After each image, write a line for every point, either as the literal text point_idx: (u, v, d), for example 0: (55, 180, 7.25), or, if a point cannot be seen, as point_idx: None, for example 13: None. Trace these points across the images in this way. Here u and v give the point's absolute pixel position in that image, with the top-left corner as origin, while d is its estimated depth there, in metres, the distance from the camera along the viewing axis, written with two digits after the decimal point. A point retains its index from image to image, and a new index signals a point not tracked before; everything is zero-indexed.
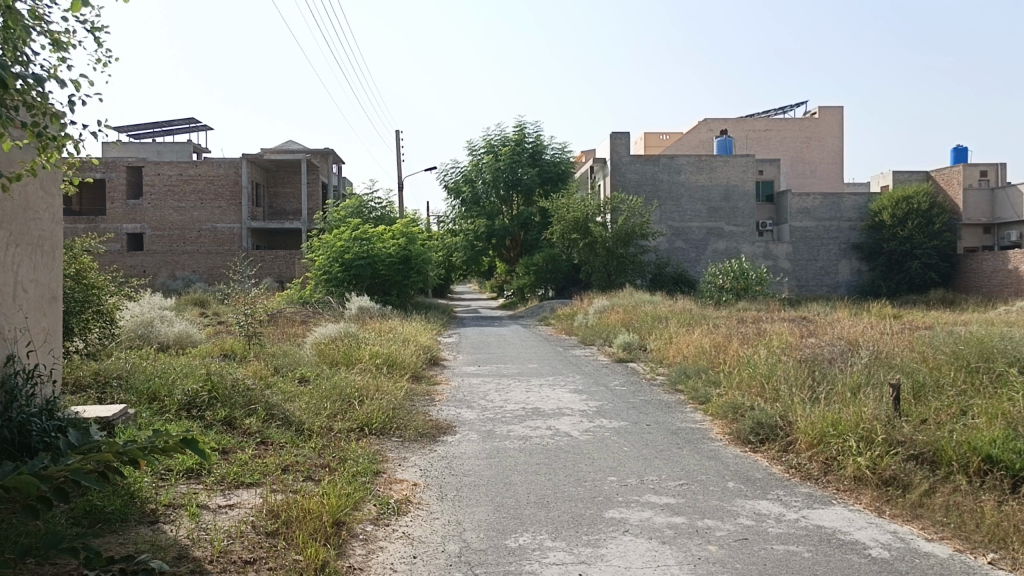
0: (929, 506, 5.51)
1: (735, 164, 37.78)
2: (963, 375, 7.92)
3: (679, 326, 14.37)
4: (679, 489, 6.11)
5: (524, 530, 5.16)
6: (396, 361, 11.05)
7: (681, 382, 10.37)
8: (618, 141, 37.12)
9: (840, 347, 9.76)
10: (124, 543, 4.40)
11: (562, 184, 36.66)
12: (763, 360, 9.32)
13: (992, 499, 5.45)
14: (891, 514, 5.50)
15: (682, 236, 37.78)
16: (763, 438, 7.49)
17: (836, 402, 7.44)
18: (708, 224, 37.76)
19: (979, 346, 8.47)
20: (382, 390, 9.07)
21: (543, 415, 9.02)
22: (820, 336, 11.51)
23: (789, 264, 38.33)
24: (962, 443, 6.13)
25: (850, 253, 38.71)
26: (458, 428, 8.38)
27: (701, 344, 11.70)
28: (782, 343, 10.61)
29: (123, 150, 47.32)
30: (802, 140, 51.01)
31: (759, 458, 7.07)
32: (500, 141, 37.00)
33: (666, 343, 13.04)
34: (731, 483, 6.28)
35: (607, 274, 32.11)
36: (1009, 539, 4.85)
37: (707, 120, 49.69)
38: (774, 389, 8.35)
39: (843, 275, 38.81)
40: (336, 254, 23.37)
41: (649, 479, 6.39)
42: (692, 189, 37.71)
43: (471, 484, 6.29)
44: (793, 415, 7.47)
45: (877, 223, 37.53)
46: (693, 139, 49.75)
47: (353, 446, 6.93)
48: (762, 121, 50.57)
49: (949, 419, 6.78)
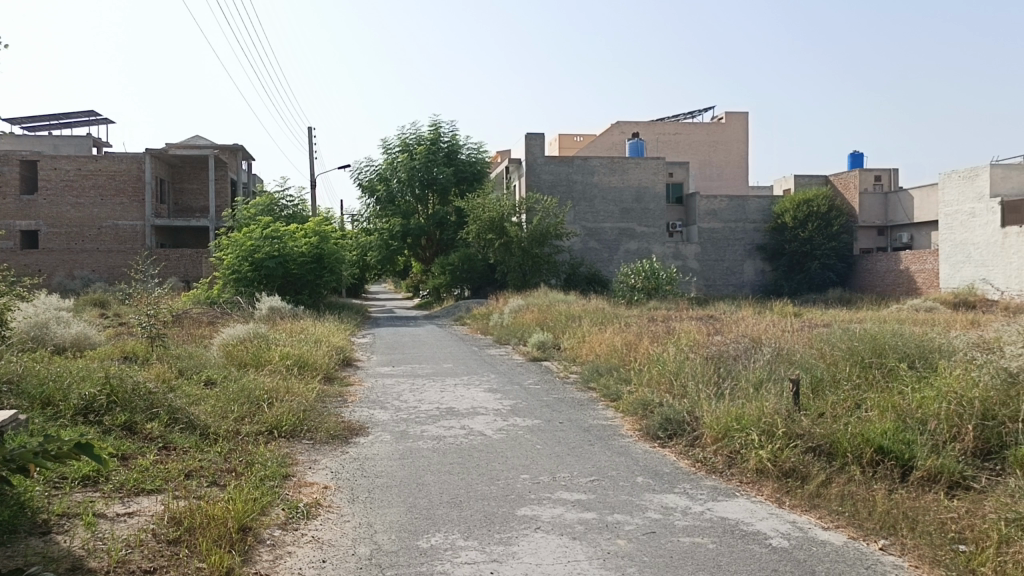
0: (826, 496, 5.76)
1: (646, 167, 38.66)
2: (859, 369, 8.31)
3: (592, 324, 14.60)
4: (591, 486, 6.20)
5: (435, 530, 5.15)
6: (308, 362, 10.84)
7: (594, 380, 10.54)
8: (533, 142, 37.42)
9: (744, 344, 10.10)
10: (12, 556, 4.18)
11: (478, 184, 36.68)
12: (672, 357, 9.57)
13: (882, 488, 5.75)
14: (790, 504, 5.73)
15: (595, 237, 38.36)
16: (671, 433, 7.68)
17: (740, 397, 7.71)
18: (621, 224, 38.48)
19: (872, 342, 8.90)
20: (292, 392, 8.88)
21: (457, 414, 9.00)
22: (725, 334, 11.91)
23: (697, 265, 39.46)
24: (856, 434, 6.44)
25: (755, 253, 40.15)
26: (370, 429, 8.28)
27: (613, 342, 11.92)
28: (690, 341, 10.92)
29: (15, 143, 44.82)
30: (710, 143, 52.58)
31: (667, 453, 7.25)
32: (415, 139, 36.70)
33: (579, 341, 13.21)
34: (640, 478, 6.43)
35: (522, 274, 32.33)
36: (897, 525, 5.12)
37: (620, 122, 50.64)
38: (682, 385, 8.59)
39: (748, 274, 40.19)
40: (245, 253, 22.70)
41: (561, 476, 6.47)
42: (605, 190, 38.37)
43: (383, 485, 6.23)
44: (700, 410, 7.70)
45: (780, 224, 39.04)
46: (606, 141, 50.61)
47: (261, 449, 6.76)
48: (672, 125, 51.87)
49: (844, 412, 7.12)
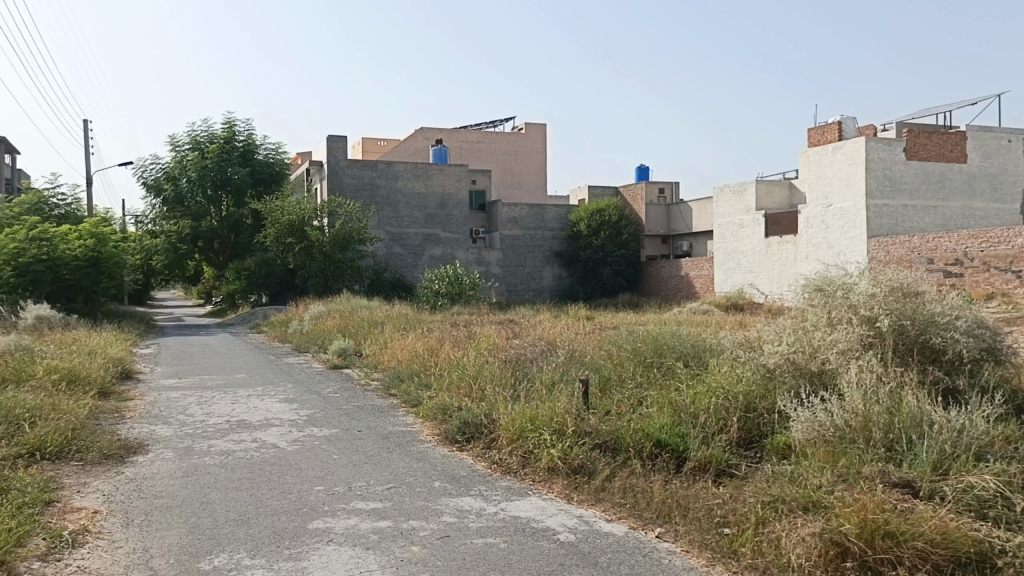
0: (610, 489, 6.10)
1: (449, 173, 39.14)
2: (642, 369, 8.88)
3: (393, 331, 14.51)
4: (387, 494, 6.15)
5: (220, 550, 4.88)
6: (79, 377, 9.90)
7: (394, 387, 10.46)
8: (335, 145, 36.63)
9: (540, 347, 10.47)
10: None
11: (276, 186, 35.41)
12: (471, 362, 9.72)
13: (659, 479, 6.17)
14: (579, 499, 6.00)
15: (399, 242, 38.19)
16: (469, 436, 7.80)
17: (534, 399, 7.98)
18: (424, 230, 38.62)
19: (654, 342, 9.55)
20: (60, 410, 8.07)
21: (248, 427, 8.59)
22: (522, 338, 12.29)
23: (499, 270, 40.46)
24: (638, 430, 6.89)
25: (553, 260, 41.81)
26: (151, 447, 7.69)
27: (413, 349, 11.92)
28: (489, 345, 11.14)
29: None
30: (511, 152, 54.14)
31: (464, 456, 7.35)
32: (207, 138, 34.59)
33: (380, 348, 13.10)
34: (436, 482, 6.47)
35: (323, 280, 31.53)
36: (671, 514, 5.52)
37: (424, 129, 50.86)
38: (480, 389, 8.75)
39: (546, 280, 41.74)
40: (6, 256, 20.34)
41: (357, 485, 6.36)
42: (409, 196, 38.36)
43: (163, 506, 5.81)
44: (496, 413, 7.89)
45: (576, 232, 40.95)
46: (410, 146, 50.63)
47: (19, 475, 6.06)
48: (475, 133, 52.88)
49: (628, 409, 7.60)
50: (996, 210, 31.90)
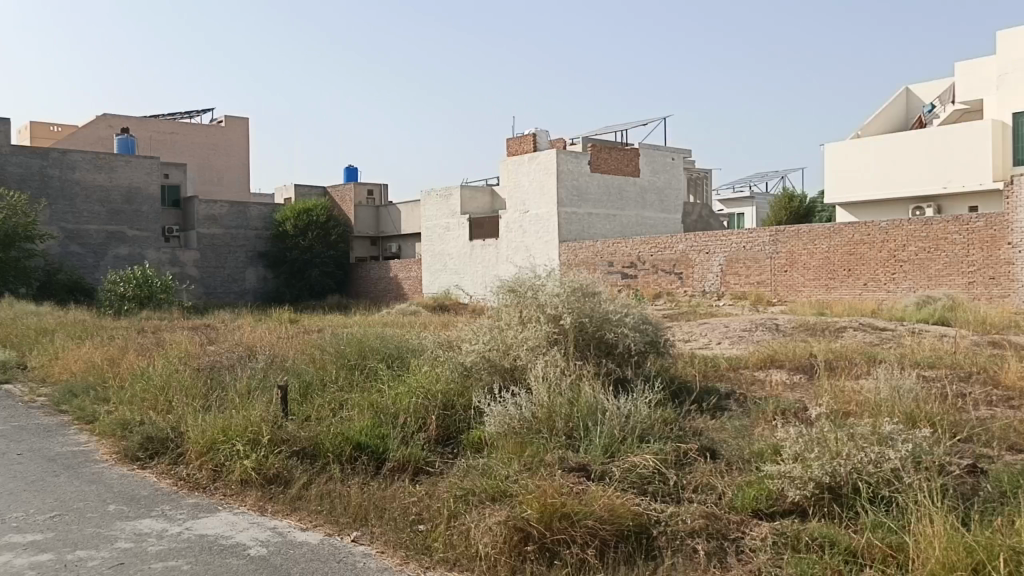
0: (306, 497, 5.95)
1: (138, 165, 35.84)
2: (344, 372, 8.79)
3: (65, 340, 12.91)
4: (50, 524, 5.43)
5: None
6: None
7: (66, 402, 9.29)
8: None
9: (237, 353, 9.94)
10: None
11: None
12: (159, 371, 8.95)
13: (357, 483, 6.14)
14: (273, 510, 5.77)
15: (76, 240, 34.11)
16: (153, 453, 7.17)
17: (227, 408, 7.55)
18: (108, 227, 34.93)
19: (357, 345, 9.50)
20: None
21: None
22: (219, 343, 11.59)
23: (196, 272, 37.83)
24: (337, 435, 6.80)
25: (256, 261, 40.02)
26: None
27: (90, 359, 10.69)
28: (181, 352, 10.34)
29: None
30: (209, 146, 50.93)
31: (147, 474, 6.73)
32: None
33: (49, 360, 11.58)
34: (112, 506, 5.84)
35: None
36: (368, 517, 5.51)
37: (106, 115, 46.01)
38: (167, 401, 8.09)
39: (250, 281, 39.82)
40: None
41: (10, 518, 5.54)
42: (88, 189, 34.46)
43: None
44: (185, 425, 7.34)
45: (281, 233, 39.57)
46: (89, 134, 45.53)
47: None
48: (167, 124, 48.96)
49: (328, 414, 7.48)
50: (663, 219, 36.35)
